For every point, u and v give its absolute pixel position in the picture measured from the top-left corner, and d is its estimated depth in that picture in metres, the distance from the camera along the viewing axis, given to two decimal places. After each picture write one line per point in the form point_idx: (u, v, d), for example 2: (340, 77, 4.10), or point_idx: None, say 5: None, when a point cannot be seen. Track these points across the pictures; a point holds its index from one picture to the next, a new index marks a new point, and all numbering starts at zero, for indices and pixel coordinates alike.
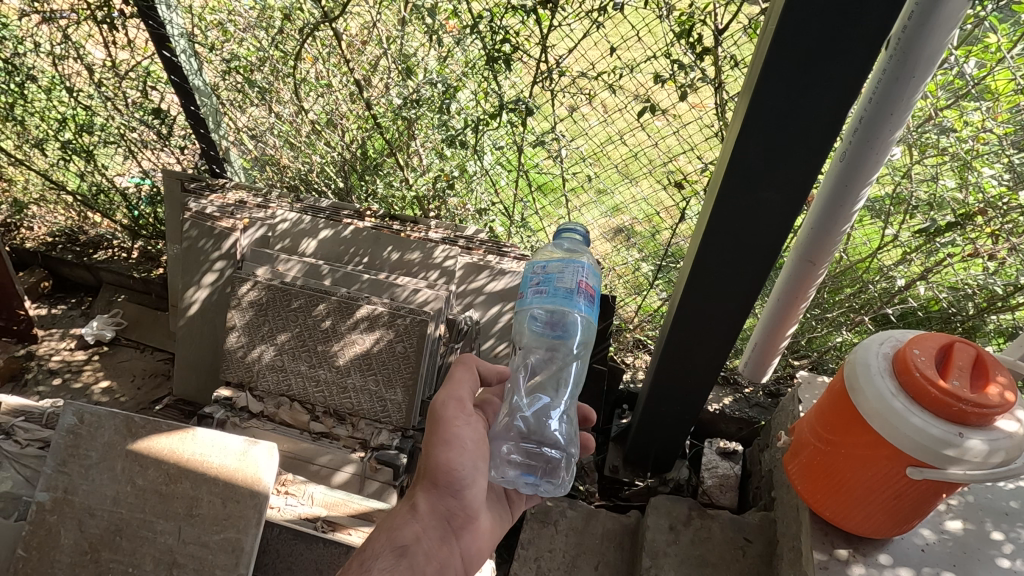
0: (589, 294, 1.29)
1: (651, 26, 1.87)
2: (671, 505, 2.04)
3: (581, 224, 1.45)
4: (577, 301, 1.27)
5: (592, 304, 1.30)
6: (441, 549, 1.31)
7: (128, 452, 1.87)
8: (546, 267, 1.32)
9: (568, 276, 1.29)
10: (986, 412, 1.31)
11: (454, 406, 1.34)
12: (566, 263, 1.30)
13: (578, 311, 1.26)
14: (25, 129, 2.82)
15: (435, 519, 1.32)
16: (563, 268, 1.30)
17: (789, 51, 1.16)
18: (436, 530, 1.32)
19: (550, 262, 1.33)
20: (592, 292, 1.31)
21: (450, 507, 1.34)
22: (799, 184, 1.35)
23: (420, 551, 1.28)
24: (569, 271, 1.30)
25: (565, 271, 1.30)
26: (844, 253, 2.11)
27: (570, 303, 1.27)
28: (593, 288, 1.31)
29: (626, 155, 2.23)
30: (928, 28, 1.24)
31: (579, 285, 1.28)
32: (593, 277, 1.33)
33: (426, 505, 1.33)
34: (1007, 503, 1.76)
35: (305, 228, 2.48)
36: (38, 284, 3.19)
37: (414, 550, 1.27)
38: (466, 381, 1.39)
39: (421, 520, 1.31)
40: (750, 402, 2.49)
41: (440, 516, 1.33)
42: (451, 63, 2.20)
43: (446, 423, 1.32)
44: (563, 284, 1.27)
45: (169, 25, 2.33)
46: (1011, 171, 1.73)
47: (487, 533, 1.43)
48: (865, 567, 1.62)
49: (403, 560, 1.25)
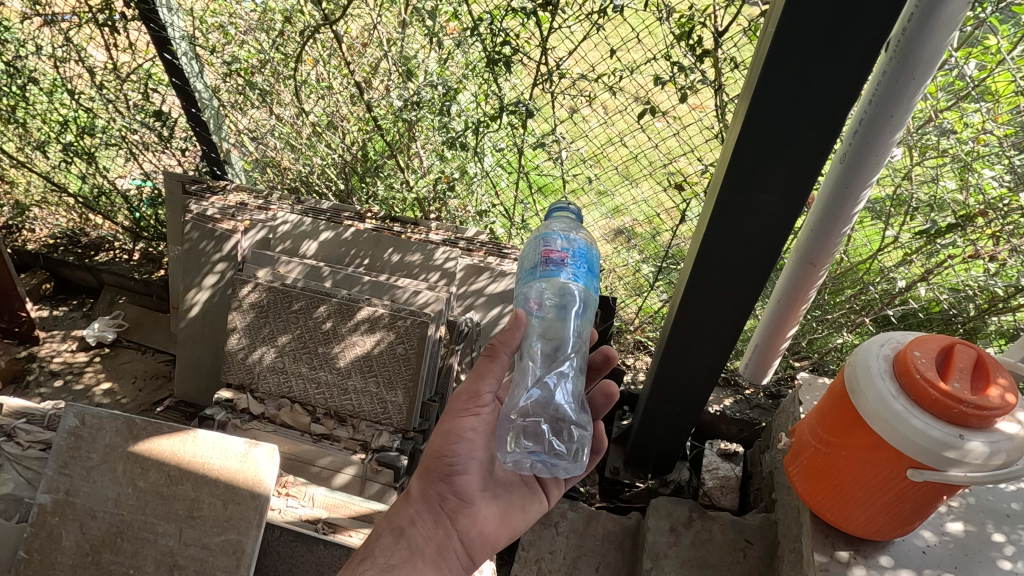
0: (556, 259, 1.30)
1: (651, 28, 1.87)
2: (672, 507, 2.04)
3: (575, 204, 1.50)
4: (542, 271, 1.30)
5: (564, 267, 1.30)
6: (437, 531, 1.34)
7: (130, 454, 1.87)
8: (522, 256, 1.40)
9: (534, 253, 1.34)
10: (986, 414, 1.31)
11: (465, 399, 1.33)
12: (529, 244, 1.36)
13: (546, 280, 1.29)
14: (26, 131, 2.84)
15: (428, 503, 1.35)
16: (529, 250, 1.36)
17: (788, 53, 1.16)
18: (430, 514, 1.35)
19: (525, 248, 1.40)
20: (564, 254, 1.31)
21: (443, 491, 1.36)
22: (800, 186, 1.35)
23: (415, 533, 1.31)
24: (533, 248, 1.34)
25: (531, 250, 1.36)
26: (845, 255, 2.11)
27: (537, 275, 1.31)
28: (563, 252, 1.31)
29: (626, 157, 2.24)
30: (927, 30, 1.24)
31: (542, 256, 1.31)
32: (566, 243, 1.33)
33: (419, 489, 1.37)
34: (1009, 505, 1.76)
35: (306, 230, 2.48)
36: (39, 285, 3.20)
37: (408, 531, 1.32)
38: (490, 374, 1.29)
39: (415, 505, 1.36)
40: (750, 404, 2.49)
41: (432, 501, 1.36)
42: (451, 65, 2.20)
43: (450, 415, 1.35)
44: (529, 264, 1.34)
45: (170, 27, 2.34)
46: (1011, 172, 1.73)
47: (492, 519, 1.41)
48: (866, 568, 1.62)
49: (401, 541, 1.30)
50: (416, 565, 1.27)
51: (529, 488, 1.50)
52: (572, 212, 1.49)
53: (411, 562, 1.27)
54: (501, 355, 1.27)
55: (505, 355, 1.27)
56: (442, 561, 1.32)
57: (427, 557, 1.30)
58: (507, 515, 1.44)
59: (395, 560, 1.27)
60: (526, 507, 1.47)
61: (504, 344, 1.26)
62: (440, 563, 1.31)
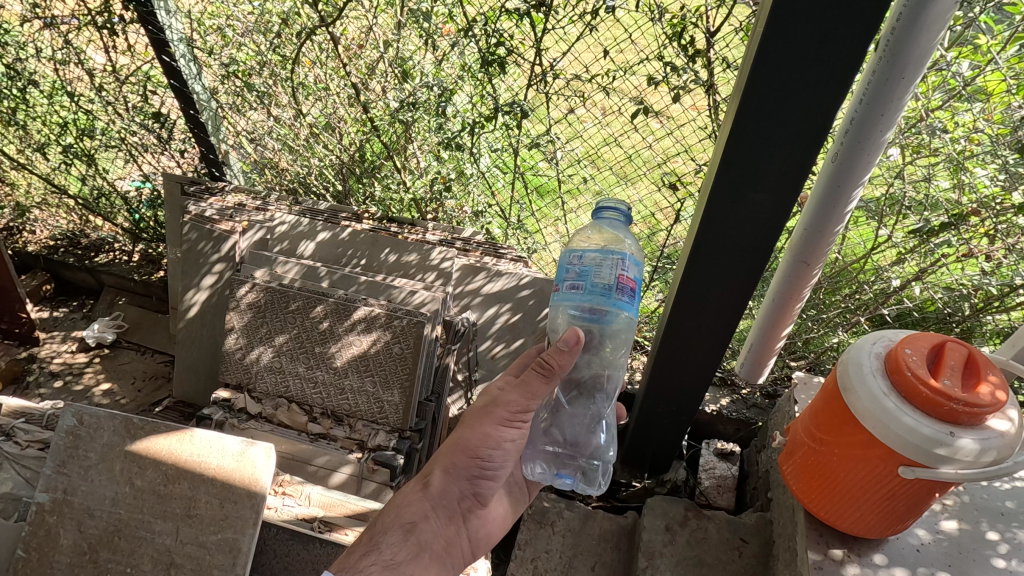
0: (629, 287, 1.26)
1: (645, 28, 1.88)
2: (667, 506, 2.05)
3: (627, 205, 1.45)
4: (614, 298, 1.24)
5: (632, 296, 1.27)
6: (448, 528, 1.30)
7: (127, 454, 1.88)
8: (584, 258, 1.27)
9: (607, 270, 1.25)
10: (976, 411, 1.31)
11: (512, 411, 1.30)
12: (605, 255, 1.25)
13: (616, 309, 1.24)
14: (26, 133, 2.86)
15: (445, 500, 1.30)
16: (601, 261, 1.25)
17: (776, 52, 1.17)
18: (446, 510, 1.30)
19: (589, 252, 1.27)
20: (633, 284, 1.27)
21: (463, 490, 1.33)
22: (790, 185, 1.36)
23: (427, 530, 1.26)
24: (609, 263, 1.25)
25: (603, 264, 1.25)
26: (840, 254, 2.11)
27: (609, 300, 1.24)
28: (634, 280, 1.27)
29: (622, 158, 2.25)
30: (915, 30, 1.25)
31: (619, 280, 1.24)
32: (635, 268, 1.29)
33: (441, 485, 1.30)
34: (1003, 503, 1.76)
35: (303, 230, 2.49)
36: (41, 286, 3.22)
37: (421, 527, 1.26)
38: (542, 394, 1.30)
39: (432, 499, 1.29)
40: (747, 403, 2.48)
41: (451, 498, 1.31)
42: (447, 66, 2.21)
43: (493, 422, 1.29)
44: (599, 281, 1.24)
45: (168, 29, 2.35)
46: (1005, 171, 1.74)
47: (498, 521, 1.48)
48: (860, 566, 1.62)
49: (411, 537, 1.24)
50: (423, 561, 1.22)
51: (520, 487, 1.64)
52: (623, 212, 1.44)
53: (420, 559, 1.22)
54: (557, 376, 1.29)
55: (559, 378, 1.29)
56: (446, 557, 1.28)
57: (434, 554, 1.25)
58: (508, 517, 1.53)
59: (401, 556, 1.20)
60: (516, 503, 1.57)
61: (559, 367, 1.27)
62: (444, 559, 1.28)
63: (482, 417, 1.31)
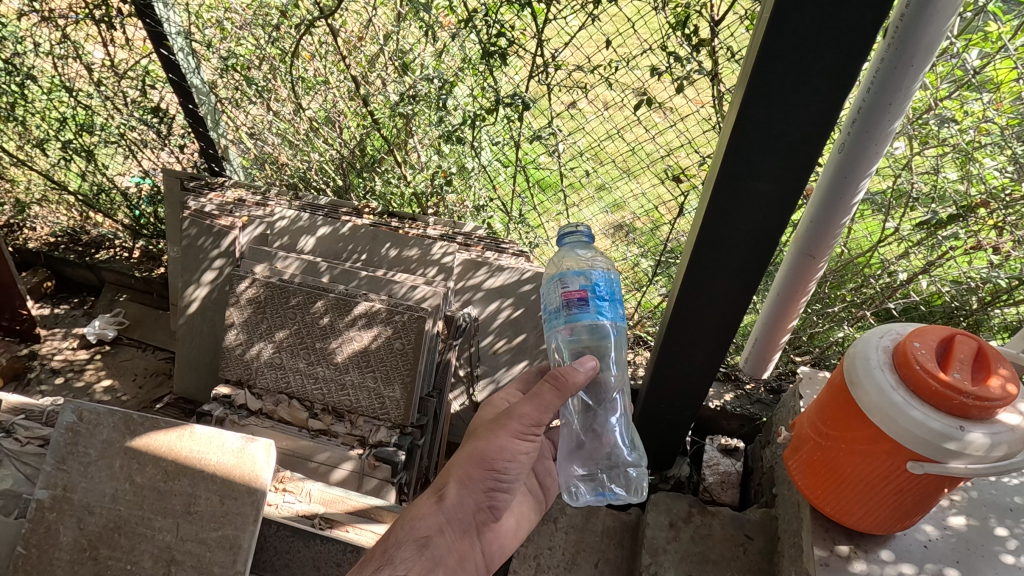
0: (578, 300, 1.30)
1: (648, 20, 1.86)
2: (672, 502, 2.02)
3: (587, 225, 1.48)
4: (564, 314, 1.31)
5: (581, 306, 1.29)
6: (462, 542, 1.24)
7: (127, 450, 1.87)
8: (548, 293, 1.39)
9: (553, 293, 1.34)
10: (988, 405, 1.28)
11: (528, 418, 1.25)
12: (550, 281, 1.34)
13: (566, 323, 1.31)
14: (26, 129, 2.83)
15: (461, 513, 1.24)
16: (548, 290, 1.35)
17: (784, 38, 1.14)
18: (461, 525, 1.24)
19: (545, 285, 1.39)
20: (582, 293, 1.30)
21: (478, 501, 1.27)
22: (795, 176, 1.33)
23: (442, 545, 1.20)
24: (555, 285, 1.33)
25: (553, 286, 1.34)
26: (846, 248, 2.08)
27: (558, 318, 1.32)
28: (583, 290, 1.31)
29: (625, 152, 2.22)
30: (924, 16, 1.23)
31: (563, 299, 1.31)
32: (584, 278, 1.32)
33: (457, 497, 1.24)
34: (1012, 499, 1.74)
35: (303, 225, 2.47)
36: (41, 284, 3.22)
37: (435, 542, 1.19)
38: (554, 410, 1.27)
39: (447, 513, 1.23)
40: (752, 399, 2.46)
41: (466, 511, 1.25)
42: (447, 58, 2.18)
43: (506, 430, 1.24)
44: (551, 306, 1.34)
45: (166, 23, 2.34)
46: (1015, 162, 1.71)
47: (510, 533, 1.43)
48: (866, 563, 1.60)
49: (425, 552, 1.17)
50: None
51: (537, 497, 1.60)
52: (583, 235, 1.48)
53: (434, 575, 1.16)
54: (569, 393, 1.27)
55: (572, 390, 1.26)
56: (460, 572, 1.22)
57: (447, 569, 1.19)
58: (519, 526, 1.49)
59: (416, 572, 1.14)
60: (534, 515, 1.57)
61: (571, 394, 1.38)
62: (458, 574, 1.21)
63: (497, 427, 1.25)
